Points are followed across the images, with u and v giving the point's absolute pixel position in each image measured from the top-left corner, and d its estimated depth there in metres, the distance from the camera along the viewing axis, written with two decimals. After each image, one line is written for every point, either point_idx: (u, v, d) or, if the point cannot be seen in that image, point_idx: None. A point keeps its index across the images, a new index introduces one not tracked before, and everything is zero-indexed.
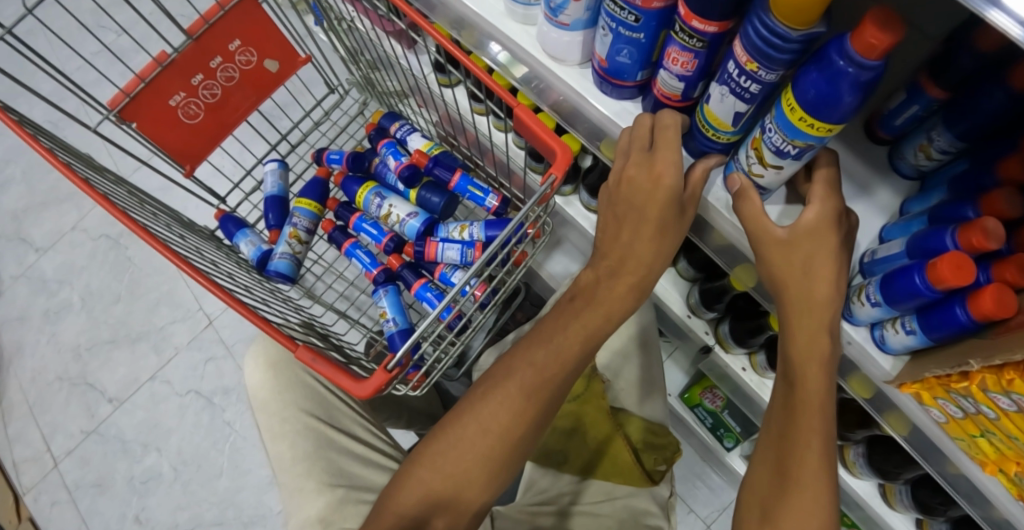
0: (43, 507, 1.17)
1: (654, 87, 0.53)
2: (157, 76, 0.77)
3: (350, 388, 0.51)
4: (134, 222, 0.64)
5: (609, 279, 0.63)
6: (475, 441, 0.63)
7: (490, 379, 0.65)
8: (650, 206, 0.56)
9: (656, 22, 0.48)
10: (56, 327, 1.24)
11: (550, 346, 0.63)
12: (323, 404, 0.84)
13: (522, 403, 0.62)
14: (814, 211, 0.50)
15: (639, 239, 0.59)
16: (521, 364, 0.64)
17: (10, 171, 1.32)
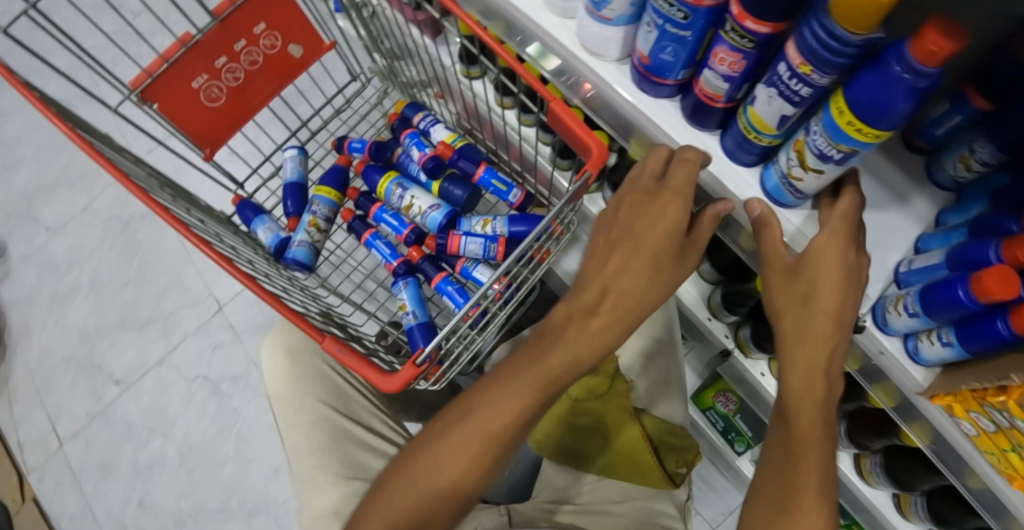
0: (48, 487, 1.17)
1: (695, 86, 0.53)
2: (180, 58, 0.75)
3: (377, 382, 0.50)
4: (158, 204, 0.63)
5: (584, 315, 0.57)
6: (439, 471, 0.55)
7: (462, 404, 0.57)
8: (653, 236, 0.55)
9: (705, 21, 0.47)
10: (64, 309, 1.23)
11: (529, 368, 0.56)
12: (341, 396, 0.83)
13: (492, 429, 0.55)
14: (823, 238, 0.49)
15: (625, 272, 0.56)
16: (497, 388, 0.56)
17: (22, 150, 1.30)
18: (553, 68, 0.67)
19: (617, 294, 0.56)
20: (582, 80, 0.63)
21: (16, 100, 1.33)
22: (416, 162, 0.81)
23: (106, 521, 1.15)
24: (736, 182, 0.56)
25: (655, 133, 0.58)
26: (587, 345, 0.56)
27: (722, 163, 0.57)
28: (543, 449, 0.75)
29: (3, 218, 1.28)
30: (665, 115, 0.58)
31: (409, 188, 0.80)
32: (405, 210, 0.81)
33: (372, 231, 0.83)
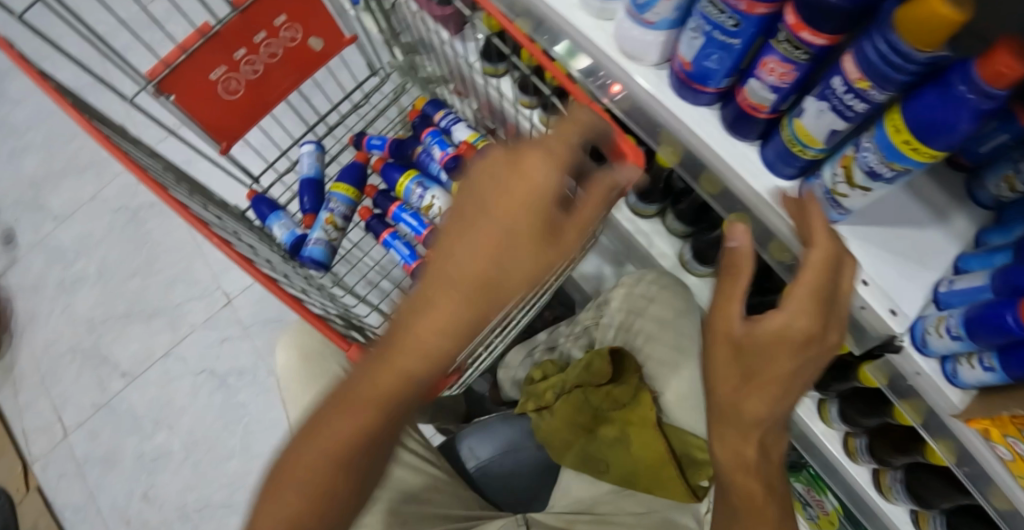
0: (51, 478, 1.16)
1: (739, 96, 0.51)
2: (198, 48, 0.74)
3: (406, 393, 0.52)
4: (177, 202, 0.62)
5: (422, 310, 0.45)
6: (290, 514, 0.46)
7: (302, 435, 0.47)
8: (504, 221, 0.44)
9: (756, 29, 0.45)
10: (71, 298, 1.22)
11: (368, 379, 0.46)
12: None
13: (339, 451, 0.46)
14: (780, 321, 0.47)
15: (466, 265, 0.44)
16: (339, 411, 0.46)
17: (30, 137, 1.29)
18: (584, 68, 0.63)
19: (455, 291, 0.44)
20: (614, 81, 0.60)
21: (26, 86, 1.31)
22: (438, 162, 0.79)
23: (110, 514, 1.14)
24: (776, 195, 0.54)
25: (695, 142, 0.56)
26: (421, 353, 0.44)
27: (763, 176, 0.55)
28: (560, 456, 0.74)
29: (11, 205, 1.26)
30: (705, 124, 0.56)
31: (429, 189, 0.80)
32: (426, 211, 0.80)
33: (390, 231, 0.82)
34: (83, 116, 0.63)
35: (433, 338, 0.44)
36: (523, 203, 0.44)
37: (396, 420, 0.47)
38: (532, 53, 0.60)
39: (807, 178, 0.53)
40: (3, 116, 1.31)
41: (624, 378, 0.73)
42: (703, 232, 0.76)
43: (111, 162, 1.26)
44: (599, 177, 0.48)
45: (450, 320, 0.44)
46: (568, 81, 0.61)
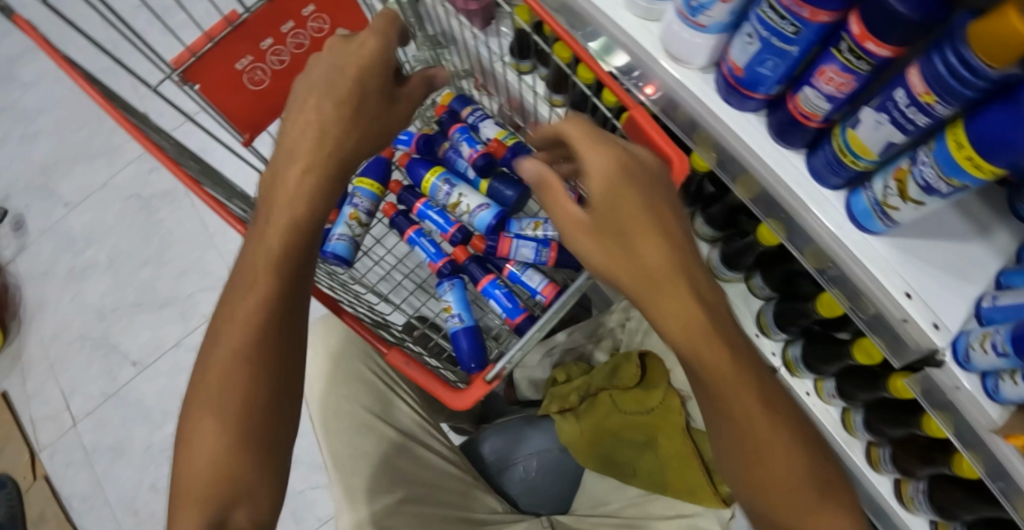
0: (59, 466, 1.15)
1: (791, 103, 0.50)
2: (226, 37, 0.72)
3: (448, 399, 0.49)
4: (212, 198, 0.63)
5: (285, 168, 0.57)
6: (218, 428, 0.49)
7: (209, 345, 0.53)
8: (343, 85, 0.59)
9: (816, 37, 0.44)
10: (82, 286, 1.20)
11: (256, 258, 0.54)
12: (384, 404, 0.79)
13: (247, 336, 0.51)
14: (606, 176, 0.51)
15: (336, 108, 0.58)
16: (236, 296, 0.53)
17: (42, 122, 1.28)
18: (622, 64, 0.63)
19: (316, 135, 0.57)
20: (650, 81, 0.60)
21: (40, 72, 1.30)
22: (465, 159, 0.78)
23: (118, 503, 1.12)
24: (819, 204, 0.54)
25: (740, 151, 0.56)
26: (287, 207, 0.55)
27: (807, 185, 0.54)
28: (584, 457, 0.76)
29: (21, 190, 1.24)
30: (753, 132, 0.55)
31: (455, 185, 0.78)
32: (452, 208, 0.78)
33: (415, 228, 0.80)
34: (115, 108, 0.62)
35: (304, 180, 0.56)
36: (350, 62, 0.60)
37: (294, 288, 0.55)
38: (578, 54, 0.57)
39: (855, 189, 0.52)
40: (15, 101, 1.29)
41: (650, 381, 0.74)
42: (733, 238, 0.77)
43: (124, 150, 1.24)
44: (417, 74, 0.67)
45: (323, 164, 0.57)
46: (611, 80, 0.57)
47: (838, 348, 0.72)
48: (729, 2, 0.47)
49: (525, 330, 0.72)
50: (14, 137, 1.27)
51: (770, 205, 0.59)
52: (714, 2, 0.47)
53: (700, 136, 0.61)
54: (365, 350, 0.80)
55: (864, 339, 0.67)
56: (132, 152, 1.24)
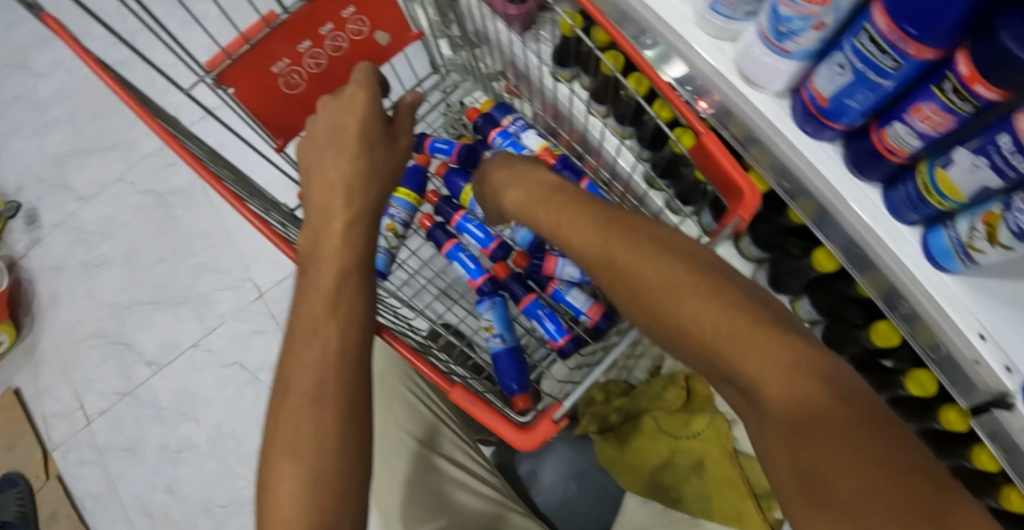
0: (72, 465, 1.12)
1: (875, 137, 0.48)
2: (263, 40, 0.69)
3: (515, 441, 0.48)
4: (258, 217, 0.59)
5: (324, 225, 0.54)
6: (297, 475, 0.42)
7: (281, 397, 0.46)
8: (346, 135, 0.58)
9: (916, 73, 0.42)
10: (96, 282, 1.18)
11: (313, 297, 0.50)
12: (426, 427, 0.76)
13: (318, 377, 0.45)
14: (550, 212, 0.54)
15: (349, 162, 0.57)
16: (299, 346, 0.47)
17: (55, 114, 1.26)
18: (680, 75, 0.62)
19: (340, 188, 0.56)
20: (713, 91, 0.58)
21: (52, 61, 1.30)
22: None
23: (132, 504, 1.10)
24: (895, 239, 0.53)
25: (817, 183, 0.54)
26: (331, 255, 0.52)
27: (883, 219, 0.53)
28: (628, 483, 0.74)
29: (35, 183, 1.23)
30: (828, 161, 0.53)
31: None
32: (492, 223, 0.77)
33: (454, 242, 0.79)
34: (151, 116, 0.59)
35: (348, 232, 0.54)
36: (348, 114, 0.59)
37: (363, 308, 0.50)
38: (646, 72, 0.55)
39: (936, 225, 0.50)
40: (29, 89, 1.29)
41: (697, 405, 0.72)
42: (782, 260, 0.75)
43: (139, 145, 1.22)
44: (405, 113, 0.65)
45: (356, 216, 0.55)
46: (687, 108, 0.55)
47: (888, 377, 0.71)
48: (822, 30, 0.45)
49: (570, 352, 0.73)
50: (26, 127, 1.26)
51: (845, 240, 0.59)
52: (805, 29, 0.45)
53: (756, 150, 0.60)
54: (404, 373, 0.79)
55: (917, 370, 0.66)
56: (147, 147, 1.22)
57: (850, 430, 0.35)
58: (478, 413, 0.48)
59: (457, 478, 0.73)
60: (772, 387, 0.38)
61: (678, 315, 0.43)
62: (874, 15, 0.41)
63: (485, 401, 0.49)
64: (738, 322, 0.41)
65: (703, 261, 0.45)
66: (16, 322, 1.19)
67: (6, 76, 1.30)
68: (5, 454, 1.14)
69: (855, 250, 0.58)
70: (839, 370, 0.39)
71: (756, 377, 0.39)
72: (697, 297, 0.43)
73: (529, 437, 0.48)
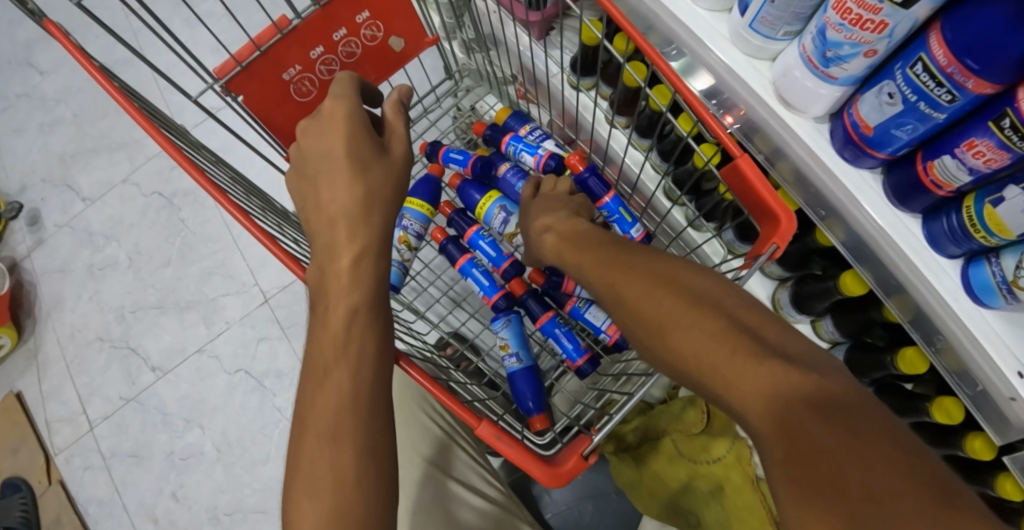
0: (76, 471, 1.11)
1: (921, 169, 0.46)
2: (274, 45, 0.64)
3: (543, 478, 0.48)
4: (267, 234, 0.55)
5: (330, 261, 0.51)
6: (318, 514, 0.40)
7: (299, 435, 0.44)
8: (343, 155, 0.54)
9: (972, 107, 0.40)
10: (101, 285, 1.18)
11: (322, 342, 0.48)
12: (441, 451, 0.75)
13: (337, 411, 0.43)
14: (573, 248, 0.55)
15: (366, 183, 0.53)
16: (312, 389, 0.46)
17: (61, 112, 1.27)
18: (707, 88, 0.59)
19: (344, 218, 0.52)
20: (740, 106, 0.56)
21: (56, 60, 1.31)
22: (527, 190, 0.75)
23: (137, 511, 1.08)
24: (933, 272, 0.51)
25: (857, 210, 0.52)
26: (342, 284, 0.50)
27: (923, 252, 0.51)
28: (645, 508, 0.72)
29: (38, 182, 1.24)
30: (865, 189, 0.51)
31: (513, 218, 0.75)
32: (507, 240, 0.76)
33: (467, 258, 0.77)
34: (156, 128, 0.54)
35: (355, 268, 0.50)
36: (360, 130, 0.55)
37: (382, 344, 0.49)
38: (681, 92, 0.49)
39: (978, 260, 0.48)
40: (33, 87, 1.30)
41: (717, 428, 0.71)
42: (805, 279, 0.73)
43: (144, 145, 1.22)
44: (392, 105, 0.59)
45: (369, 242, 0.52)
46: (715, 122, 0.49)
47: (913, 402, 0.69)
48: (872, 57, 0.43)
49: (589, 372, 0.71)
50: (31, 126, 1.28)
51: (879, 270, 0.56)
52: (855, 55, 0.43)
53: (782, 165, 0.57)
54: (420, 395, 0.78)
55: (943, 398, 0.62)
56: (152, 148, 1.21)
57: (835, 437, 0.31)
58: (507, 450, 0.48)
59: (470, 502, 0.71)
60: (749, 404, 0.35)
61: (664, 342, 0.43)
62: (932, 46, 0.39)
63: (513, 438, 0.49)
64: (715, 343, 0.39)
65: (706, 290, 0.44)
66: (19, 325, 1.18)
67: (13, 75, 1.32)
68: (10, 458, 1.13)
69: (890, 282, 0.55)
70: (828, 385, 0.34)
71: (736, 398, 0.37)
72: (678, 321, 0.42)
73: (557, 474, 0.48)
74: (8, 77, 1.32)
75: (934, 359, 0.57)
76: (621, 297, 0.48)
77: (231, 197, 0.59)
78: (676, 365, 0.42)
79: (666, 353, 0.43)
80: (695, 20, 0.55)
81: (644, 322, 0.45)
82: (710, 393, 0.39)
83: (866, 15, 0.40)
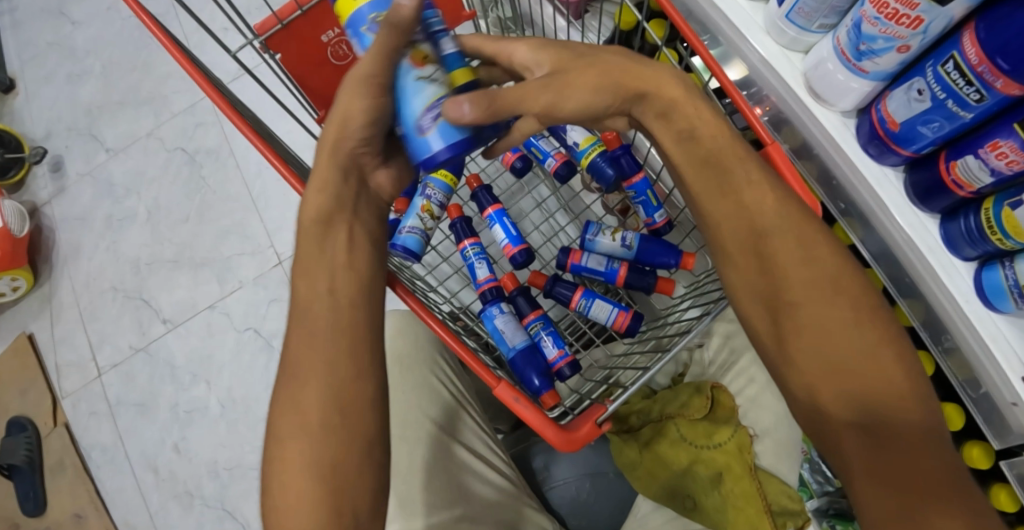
0: (82, 416, 1.13)
1: (943, 169, 0.47)
2: (316, 4, 0.65)
3: (557, 441, 0.49)
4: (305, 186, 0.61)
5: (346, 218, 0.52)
6: (316, 456, 0.42)
7: (287, 377, 0.46)
8: None
9: (999, 108, 0.41)
10: (118, 237, 1.20)
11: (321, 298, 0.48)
12: (447, 413, 0.76)
13: (343, 367, 0.45)
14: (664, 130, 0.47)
15: (361, 129, 0.48)
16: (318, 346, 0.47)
17: (90, 63, 1.29)
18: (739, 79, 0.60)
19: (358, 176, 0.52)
20: (770, 96, 0.57)
21: (89, 10, 1.33)
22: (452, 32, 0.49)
23: (138, 460, 1.10)
24: (947, 272, 0.52)
25: (877, 206, 0.53)
26: (362, 243, 0.52)
27: (939, 252, 0.52)
28: (643, 488, 0.74)
29: (63, 130, 1.26)
30: (888, 185, 0.52)
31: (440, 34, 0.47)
32: (416, 64, 0.44)
33: (473, 240, 0.74)
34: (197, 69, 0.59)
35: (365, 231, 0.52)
36: None
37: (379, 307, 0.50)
38: (718, 81, 0.50)
39: (992, 263, 0.49)
40: (65, 37, 1.32)
41: (721, 416, 0.72)
42: None
43: (171, 102, 1.23)
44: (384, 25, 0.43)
45: None
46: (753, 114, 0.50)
47: None
48: (904, 54, 0.44)
49: (568, 376, 0.68)
50: (60, 75, 1.29)
51: (894, 269, 0.57)
52: (888, 50, 0.44)
53: (809, 159, 0.59)
54: (433, 359, 0.79)
55: (947, 404, 0.64)
56: (179, 104, 1.23)
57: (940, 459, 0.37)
58: (523, 412, 0.50)
59: (475, 469, 0.73)
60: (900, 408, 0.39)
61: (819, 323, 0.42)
62: (965, 45, 0.40)
63: (530, 401, 0.50)
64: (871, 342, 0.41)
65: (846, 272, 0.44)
66: (35, 269, 1.20)
67: (46, 24, 1.34)
68: (18, 399, 1.15)
69: (904, 280, 0.56)
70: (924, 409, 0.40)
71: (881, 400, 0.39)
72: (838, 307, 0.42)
73: (571, 439, 0.50)
74: (41, 25, 1.34)
75: (941, 360, 0.58)
76: (778, 259, 0.44)
77: (263, 141, 0.63)
78: (823, 347, 0.42)
79: (811, 322, 0.42)
80: (735, 10, 0.56)
81: (800, 292, 0.43)
82: (850, 387, 0.40)
83: (903, 10, 0.41)
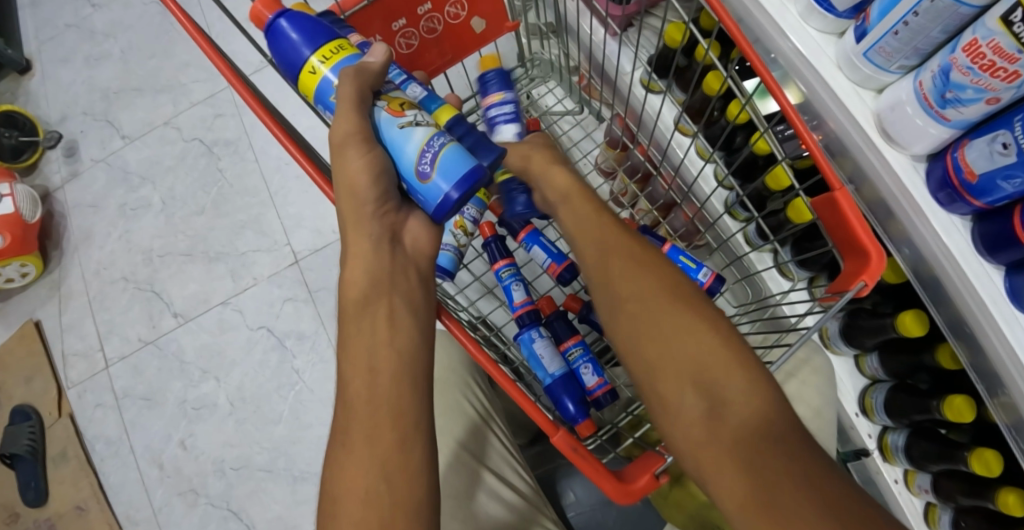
0: (87, 406, 1.11)
1: (1017, 223, 0.46)
2: (359, 12, 0.61)
3: (615, 493, 0.49)
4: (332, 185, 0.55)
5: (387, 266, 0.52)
6: (368, 520, 0.42)
7: (339, 444, 0.46)
8: None
9: None
10: (132, 226, 1.17)
11: (366, 351, 0.48)
12: (478, 438, 0.75)
13: (395, 431, 0.45)
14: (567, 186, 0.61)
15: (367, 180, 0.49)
16: (361, 394, 0.46)
17: (108, 46, 1.26)
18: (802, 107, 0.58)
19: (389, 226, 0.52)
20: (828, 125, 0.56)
21: None
22: (414, 80, 0.58)
23: (143, 454, 1.08)
24: (1010, 324, 0.50)
25: (942, 247, 0.52)
26: (412, 302, 0.51)
27: (1002, 304, 0.50)
28: (672, 517, 0.72)
29: (78, 114, 1.23)
30: (954, 232, 0.51)
31: (407, 86, 0.56)
32: (395, 115, 0.51)
33: (507, 260, 0.73)
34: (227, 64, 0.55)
35: (406, 283, 0.52)
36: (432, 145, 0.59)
37: (419, 362, 0.49)
38: (780, 106, 0.46)
39: None
40: (84, 18, 1.29)
41: None
42: (859, 314, 0.72)
43: (190, 90, 1.20)
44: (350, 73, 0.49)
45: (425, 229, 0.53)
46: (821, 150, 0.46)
47: (949, 449, 0.67)
48: (993, 105, 0.42)
49: (606, 404, 0.66)
50: (77, 57, 1.26)
51: (954, 318, 0.55)
52: (975, 100, 0.43)
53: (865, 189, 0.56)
54: (464, 383, 0.78)
55: (982, 448, 0.60)
56: (198, 94, 1.20)
57: (787, 454, 0.38)
58: (582, 462, 0.48)
59: (503, 498, 0.71)
60: (743, 407, 0.42)
61: (663, 340, 0.47)
62: None
63: (588, 451, 0.49)
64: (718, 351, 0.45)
65: (685, 293, 0.49)
66: (44, 255, 1.18)
67: (64, 4, 1.30)
68: (23, 386, 1.13)
69: (965, 330, 0.54)
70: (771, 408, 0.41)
71: (728, 412, 0.42)
72: (682, 322, 0.47)
73: (629, 491, 0.49)
74: (59, 5, 1.31)
75: (993, 412, 0.56)
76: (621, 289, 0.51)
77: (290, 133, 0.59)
78: (677, 360, 0.46)
79: (657, 338, 0.47)
80: (803, 39, 0.54)
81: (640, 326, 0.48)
82: (696, 391, 0.44)
83: (1000, 62, 0.39)
